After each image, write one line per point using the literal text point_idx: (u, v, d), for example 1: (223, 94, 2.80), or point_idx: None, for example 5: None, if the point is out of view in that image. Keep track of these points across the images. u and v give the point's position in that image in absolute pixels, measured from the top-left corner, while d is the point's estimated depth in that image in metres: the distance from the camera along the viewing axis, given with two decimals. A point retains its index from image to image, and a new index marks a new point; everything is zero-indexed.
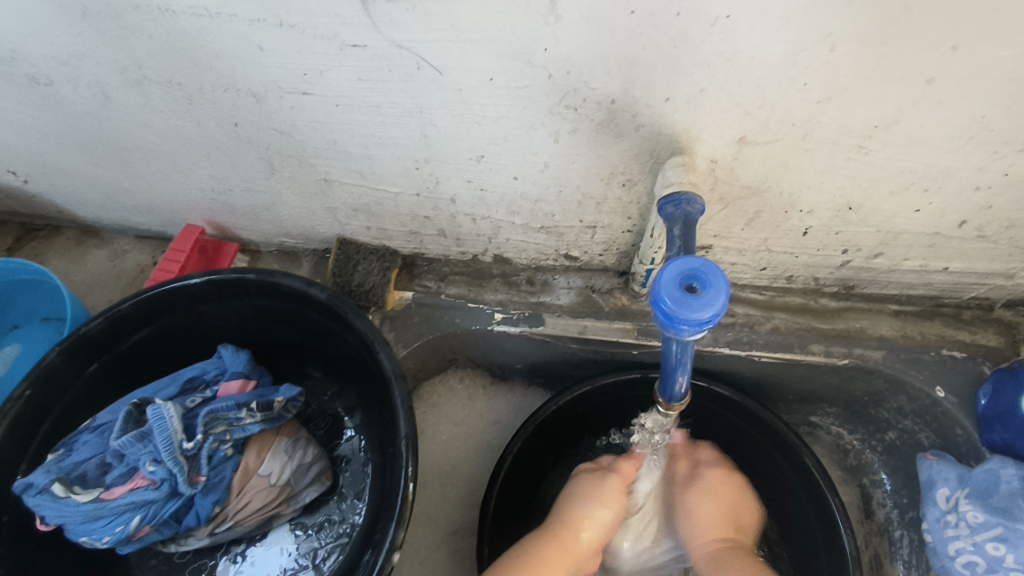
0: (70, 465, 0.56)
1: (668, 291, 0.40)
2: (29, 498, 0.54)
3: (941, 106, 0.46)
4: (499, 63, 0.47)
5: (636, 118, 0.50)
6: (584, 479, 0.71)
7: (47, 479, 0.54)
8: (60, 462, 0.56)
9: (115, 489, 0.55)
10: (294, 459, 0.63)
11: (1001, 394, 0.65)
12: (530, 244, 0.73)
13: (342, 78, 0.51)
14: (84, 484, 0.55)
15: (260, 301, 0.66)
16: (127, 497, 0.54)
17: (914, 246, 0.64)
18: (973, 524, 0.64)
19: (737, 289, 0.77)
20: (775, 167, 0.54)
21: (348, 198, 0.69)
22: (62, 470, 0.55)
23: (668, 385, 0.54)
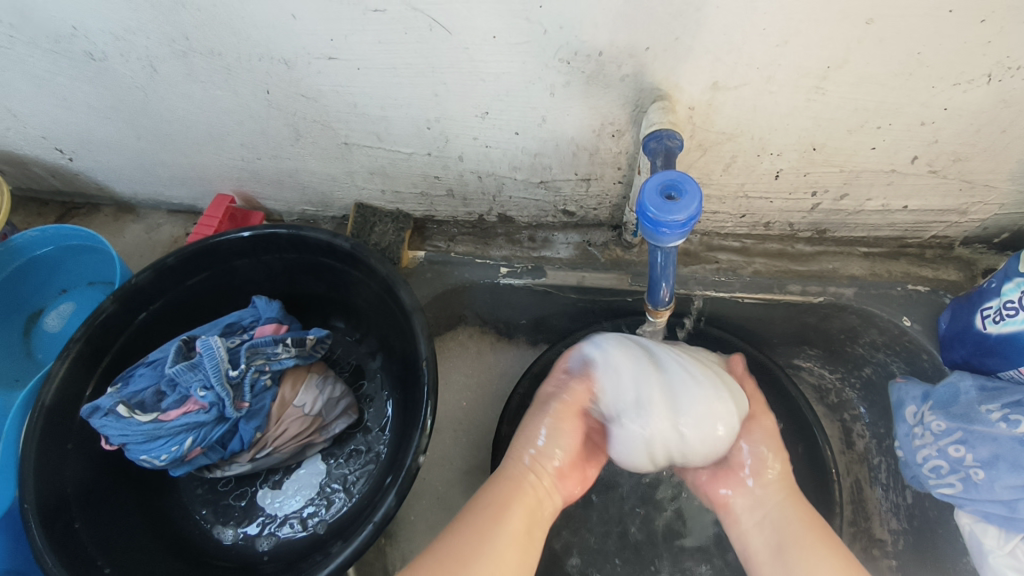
0: (130, 393, 0.63)
1: (651, 200, 0.47)
2: (95, 420, 0.61)
3: (882, 45, 0.53)
4: (502, 21, 0.54)
5: (620, 69, 0.58)
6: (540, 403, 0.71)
7: (113, 402, 0.61)
8: (120, 391, 0.63)
9: (171, 412, 0.62)
10: (325, 393, 0.70)
11: (959, 317, 0.72)
12: (530, 201, 0.81)
13: (364, 41, 0.58)
14: (144, 409, 0.62)
15: (290, 254, 0.73)
16: (181, 419, 0.61)
17: (875, 185, 0.71)
18: (937, 432, 0.70)
19: (720, 238, 0.84)
20: (745, 109, 0.62)
21: (366, 161, 0.76)
22: (124, 396, 0.62)
23: (654, 293, 0.60)
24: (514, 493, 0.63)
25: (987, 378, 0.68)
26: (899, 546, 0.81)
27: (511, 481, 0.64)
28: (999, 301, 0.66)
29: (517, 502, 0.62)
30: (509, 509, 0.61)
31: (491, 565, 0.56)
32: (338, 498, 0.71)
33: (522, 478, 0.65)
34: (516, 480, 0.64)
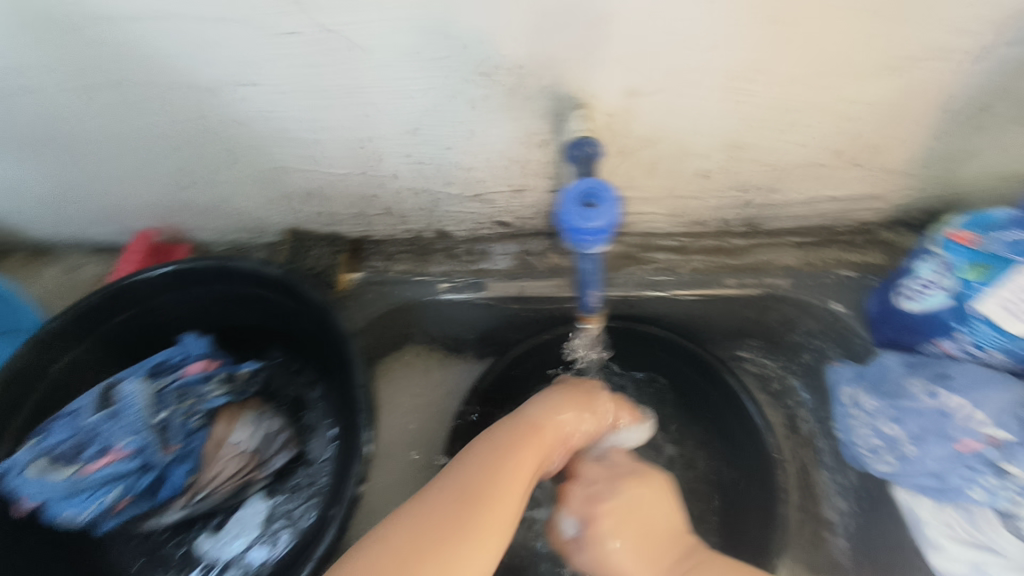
0: (48, 446, 0.59)
1: (571, 209, 0.47)
2: (15, 479, 0.58)
3: (789, 45, 0.54)
4: (418, 39, 0.53)
5: (541, 81, 0.58)
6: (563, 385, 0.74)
7: (29, 457, 0.59)
8: (36, 445, 0.59)
9: (92, 464, 0.59)
10: (261, 429, 0.69)
11: (882, 298, 0.75)
12: (466, 215, 0.80)
13: (280, 65, 0.56)
14: (65, 462, 0.59)
15: (220, 287, 0.70)
16: (104, 471, 0.59)
17: (798, 178, 0.74)
18: (872, 411, 0.72)
19: (657, 238, 0.85)
20: (666, 112, 0.63)
21: (296, 184, 0.74)
22: (42, 450, 0.59)
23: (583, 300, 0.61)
24: (533, 441, 0.62)
25: (914, 355, 0.71)
26: (848, 526, 0.83)
27: (530, 431, 0.64)
28: (914, 280, 0.69)
29: (531, 442, 0.62)
30: (528, 453, 0.60)
31: (499, 485, 0.55)
32: (282, 535, 0.68)
33: (543, 430, 0.64)
34: (539, 430, 0.64)
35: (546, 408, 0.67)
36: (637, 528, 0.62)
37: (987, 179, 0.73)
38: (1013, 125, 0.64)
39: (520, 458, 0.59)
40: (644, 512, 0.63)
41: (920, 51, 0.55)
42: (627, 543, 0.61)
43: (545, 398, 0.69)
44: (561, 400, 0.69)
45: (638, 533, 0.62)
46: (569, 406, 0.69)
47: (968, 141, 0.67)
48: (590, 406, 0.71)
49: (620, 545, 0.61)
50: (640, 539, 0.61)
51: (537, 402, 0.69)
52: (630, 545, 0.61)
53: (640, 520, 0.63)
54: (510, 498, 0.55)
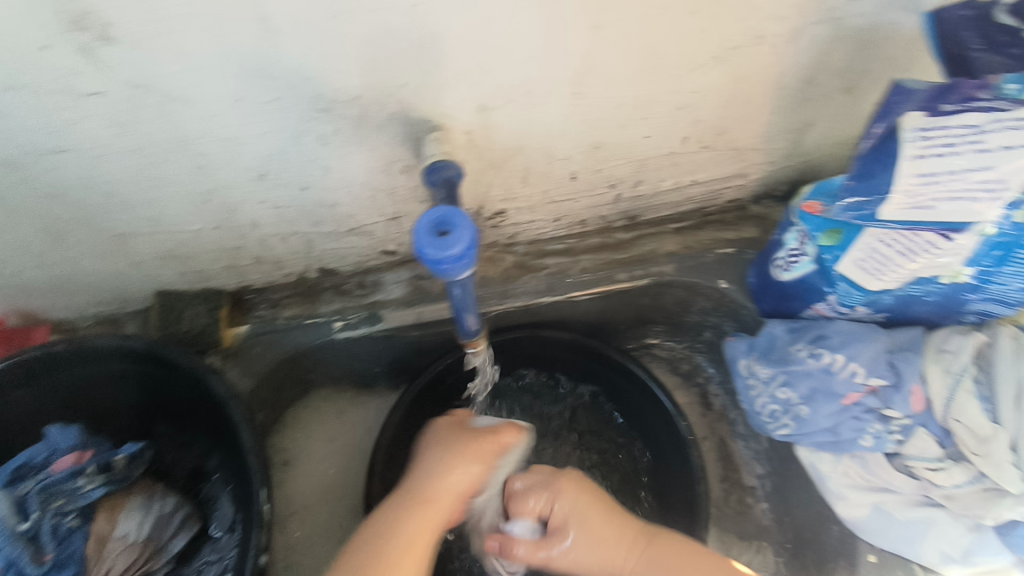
0: None
1: (423, 240, 0.46)
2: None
3: (618, 45, 0.56)
4: (240, 83, 0.51)
5: (384, 109, 0.57)
6: (446, 428, 0.69)
7: None
8: None
9: None
10: (153, 513, 0.65)
11: (761, 271, 0.78)
12: (346, 250, 0.78)
13: (94, 127, 0.52)
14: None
15: (79, 370, 0.65)
16: None
17: (662, 167, 0.76)
18: (766, 379, 0.75)
19: (544, 243, 0.86)
20: (520, 123, 0.63)
21: (150, 247, 0.69)
22: None
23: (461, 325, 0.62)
24: (421, 522, 0.60)
25: (795, 321, 0.75)
26: (766, 488, 0.87)
27: (418, 508, 0.61)
28: (784, 251, 0.72)
29: (417, 523, 0.60)
30: (415, 535, 0.59)
31: None
32: None
33: (433, 503, 0.62)
34: (429, 502, 0.62)
35: (433, 472, 0.64)
36: (595, 523, 0.64)
37: (831, 144, 0.78)
38: (840, 93, 0.69)
39: (407, 545, 0.59)
40: (591, 514, 0.65)
41: (740, 38, 0.58)
42: (577, 543, 0.63)
43: (433, 456, 0.66)
44: (452, 455, 0.65)
45: (591, 531, 0.64)
46: (459, 461, 0.64)
47: (806, 112, 0.71)
48: (485, 447, 0.66)
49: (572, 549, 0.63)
50: (597, 535, 0.63)
51: (426, 464, 0.65)
52: (582, 527, 0.64)
53: (590, 518, 0.64)
54: None
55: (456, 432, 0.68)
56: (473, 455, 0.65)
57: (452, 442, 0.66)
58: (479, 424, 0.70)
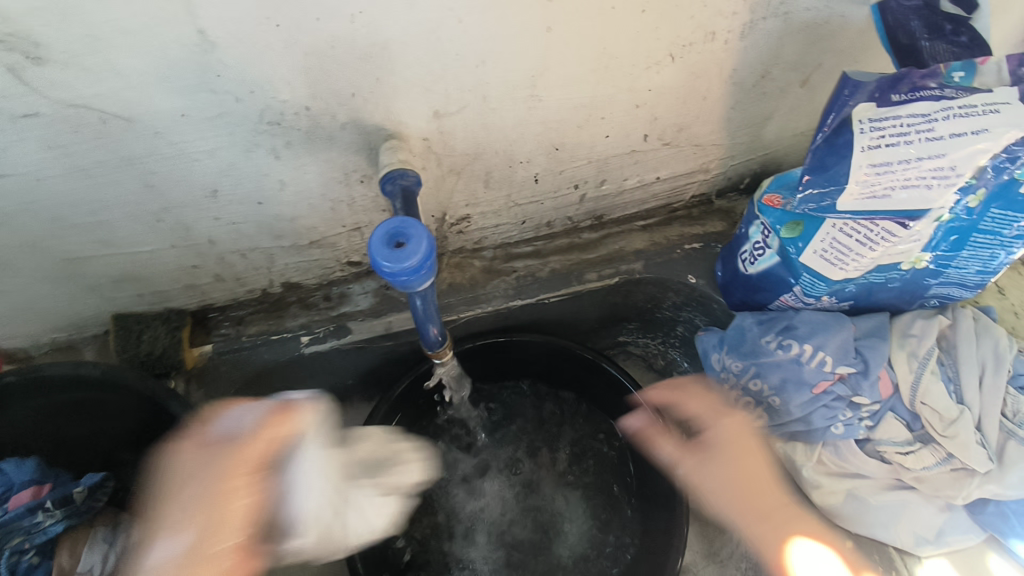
0: None
1: (380, 253, 0.45)
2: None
3: (570, 47, 0.55)
4: (182, 98, 0.49)
5: (336, 119, 0.56)
6: (182, 461, 0.52)
7: None
8: None
9: None
10: (118, 544, 0.64)
11: (726, 265, 0.79)
12: (309, 263, 0.76)
13: (30, 150, 0.50)
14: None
15: (32, 401, 0.62)
16: None
17: (624, 166, 0.76)
18: (737, 372, 0.75)
19: (512, 247, 0.85)
20: (478, 128, 0.62)
21: (102, 270, 0.67)
22: None
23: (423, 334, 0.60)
24: None
25: (763, 313, 0.75)
26: None
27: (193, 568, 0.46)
28: (749, 244, 0.72)
29: None
30: None
31: None
32: None
33: None
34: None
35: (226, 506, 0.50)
36: (752, 450, 0.70)
37: (790, 136, 0.79)
38: (795, 86, 0.69)
39: None
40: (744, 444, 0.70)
41: (692, 35, 0.58)
42: (724, 469, 0.70)
43: (170, 509, 0.49)
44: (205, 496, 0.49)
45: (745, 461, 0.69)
46: (205, 524, 0.47)
47: (763, 106, 0.72)
48: (232, 482, 0.49)
49: (716, 475, 0.70)
50: (734, 474, 0.69)
51: (164, 519, 0.49)
52: (745, 452, 0.70)
53: (732, 465, 0.69)
54: None
55: (184, 465, 0.51)
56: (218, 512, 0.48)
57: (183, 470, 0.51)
58: (224, 427, 0.52)
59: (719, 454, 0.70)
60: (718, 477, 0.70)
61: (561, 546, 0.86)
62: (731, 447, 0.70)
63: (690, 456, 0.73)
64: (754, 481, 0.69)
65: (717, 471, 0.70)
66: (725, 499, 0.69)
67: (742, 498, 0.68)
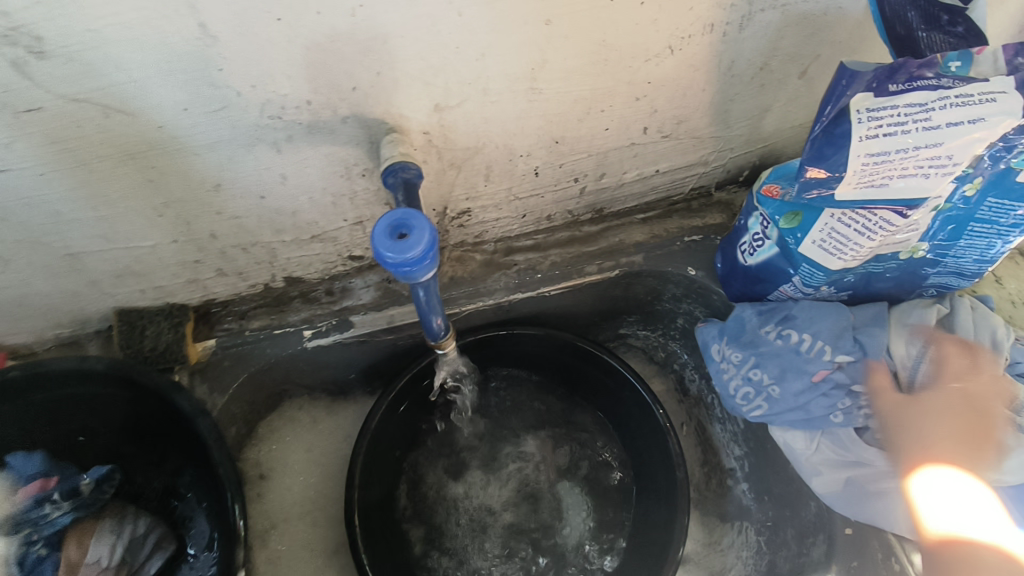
0: None
1: (383, 245, 0.45)
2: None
3: (569, 40, 0.56)
4: (184, 92, 0.50)
5: (337, 113, 0.56)
6: None
7: None
8: None
9: None
10: (124, 536, 0.64)
11: (726, 257, 0.80)
12: (311, 257, 0.76)
13: (33, 145, 0.51)
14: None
15: (37, 395, 0.63)
16: None
17: (624, 158, 0.76)
18: (738, 362, 0.75)
19: (513, 240, 0.85)
20: (478, 121, 0.62)
21: (105, 266, 0.67)
22: None
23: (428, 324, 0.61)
24: None
25: (763, 304, 0.76)
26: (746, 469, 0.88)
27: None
28: (748, 235, 0.73)
29: None
30: None
31: None
32: None
33: None
34: None
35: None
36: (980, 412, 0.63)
37: (789, 128, 0.79)
38: (794, 78, 0.70)
39: None
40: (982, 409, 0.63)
41: (691, 27, 0.58)
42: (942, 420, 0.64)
43: None
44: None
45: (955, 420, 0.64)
46: None
47: (762, 98, 0.72)
48: None
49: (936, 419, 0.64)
50: (930, 422, 0.64)
51: None
52: (986, 412, 0.63)
53: (952, 414, 0.64)
54: None
55: None
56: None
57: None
58: None
59: (921, 405, 0.65)
60: (908, 420, 0.65)
61: (560, 535, 0.87)
62: (953, 400, 0.64)
63: (903, 402, 0.66)
64: (970, 438, 0.63)
65: (928, 419, 0.65)
66: (908, 446, 0.65)
67: (936, 449, 0.64)
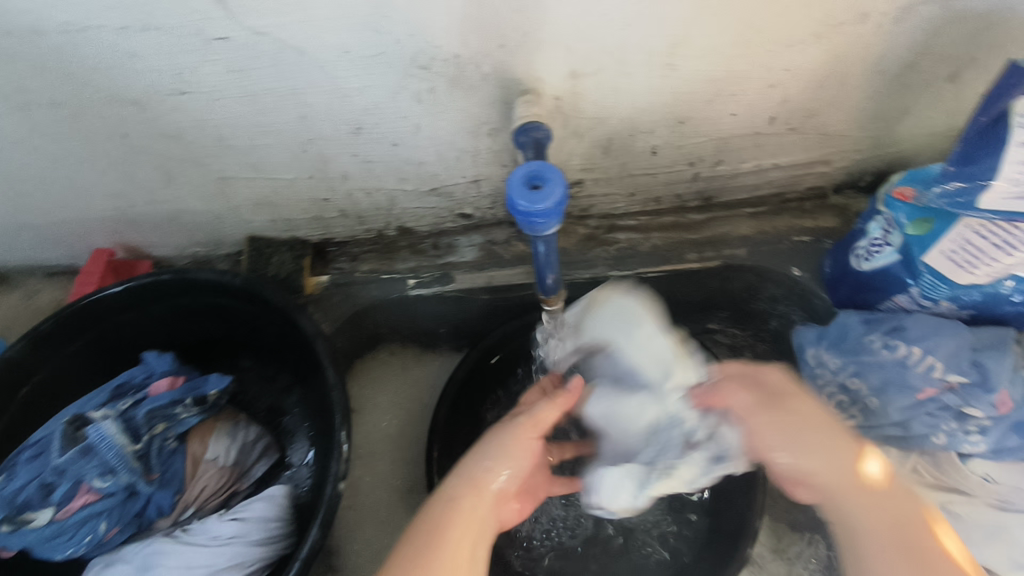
0: (13, 494, 0.58)
1: (518, 194, 0.47)
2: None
3: (716, 18, 0.56)
4: (350, 35, 0.54)
5: (480, 69, 0.59)
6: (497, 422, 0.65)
7: None
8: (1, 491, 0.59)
9: (68, 506, 0.59)
10: (238, 440, 0.70)
11: (838, 260, 0.76)
12: (425, 210, 0.80)
13: (214, 71, 0.56)
14: (32, 509, 0.58)
15: (180, 299, 0.70)
16: (82, 512, 0.59)
17: (745, 148, 0.75)
18: (835, 369, 0.73)
19: (617, 218, 0.86)
20: (608, 92, 0.64)
21: (246, 193, 0.74)
22: (8, 502, 0.58)
23: (542, 282, 0.64)
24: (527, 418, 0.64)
25: (871, 312, 0.72)
26: None
27: (477, 491, 0.59)
28: (866, 240, 0.71)
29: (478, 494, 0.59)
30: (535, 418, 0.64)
31: (498, 455, 0.60)
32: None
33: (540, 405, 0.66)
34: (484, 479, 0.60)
35: (455, 503, 0.58)
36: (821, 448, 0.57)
37: (925, 135, 0.75)
38: (942, 80, 0.67)
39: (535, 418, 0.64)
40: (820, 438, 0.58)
41: (843, 15, 0.57)
42: (773, 436, 0.59)
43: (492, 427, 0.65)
44: (493, 451, 0.61)
45: (842, 465, 0.57)
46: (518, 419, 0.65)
47: (903, 99, 0.69)
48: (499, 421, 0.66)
49: (808, 442, 0.57)
50: (811, 442, 0.58)
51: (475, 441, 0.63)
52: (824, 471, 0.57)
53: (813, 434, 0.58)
54: (514, 457, 0.61)
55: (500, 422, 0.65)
56: (516, 442, 0.61)
57: (501, 438, 0.62)
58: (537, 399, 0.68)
59: (785, 428, 0.58)
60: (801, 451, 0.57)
61: (630, 518, 0.87)
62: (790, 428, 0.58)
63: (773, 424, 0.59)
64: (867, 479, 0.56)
65: (839, 470, 0.56)
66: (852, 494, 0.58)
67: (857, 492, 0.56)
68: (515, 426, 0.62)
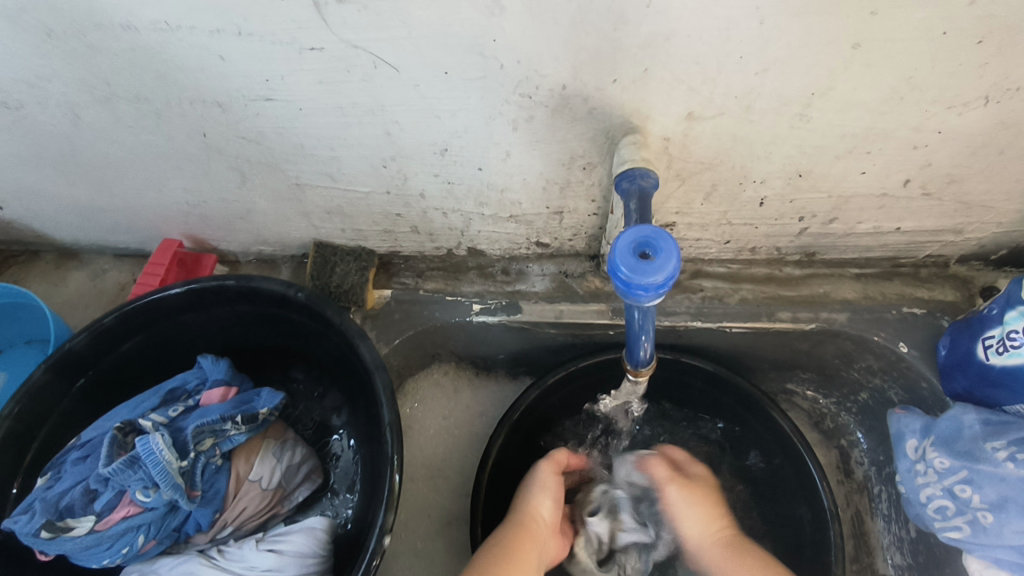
0: (57, 498, 0.57)
1: (624, 259, 0.43)
2: (10, 523, 0.57)
3: (871, 70, 0.48)
4: (452, 56, 0.49)
5: (587, 102, 0.53)
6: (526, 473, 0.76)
7: (36, 525, 0.55)
8: (46, 492, 0.58)
9: (108, 517, 0.57)
10: (283, 461, 0.67)
11: (959, 343, 0.67)
12: (501, 235, 0.75)
13: (303, 82, 0.52)
14: (73, 515, 0.57)
15: (241, 306, 0.68)
16: (122, 524, 0.57)
17: (866, 208, 0.67)
18: (941, 470, 0.66)
19: (704, 264, 0.79)
20: (725, 138, 0.56)
21: (319, 201, 0.70)
22: (50, 506, 0.57)
23: (634, 352, 0.62)
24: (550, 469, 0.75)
25: (992, 412, 0.63)
26: None
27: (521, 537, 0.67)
28: (1001, 330, 0.61)
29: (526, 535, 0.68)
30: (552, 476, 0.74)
31: (533, 507, 0.71)
32: None
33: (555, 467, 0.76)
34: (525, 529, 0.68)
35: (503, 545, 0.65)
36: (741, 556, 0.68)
37: None
38: None
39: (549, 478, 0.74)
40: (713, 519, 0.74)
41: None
42: (689, 508, 0.75)
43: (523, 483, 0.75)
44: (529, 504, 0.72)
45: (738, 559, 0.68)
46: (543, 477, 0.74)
47: None
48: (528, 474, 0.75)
49: (694, 514, 0.74)
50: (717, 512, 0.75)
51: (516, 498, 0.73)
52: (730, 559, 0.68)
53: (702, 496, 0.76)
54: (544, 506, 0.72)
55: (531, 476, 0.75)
56: (545, 499, 0.72)
57: (529, 483, 0.74)
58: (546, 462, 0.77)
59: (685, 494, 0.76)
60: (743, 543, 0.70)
61: None
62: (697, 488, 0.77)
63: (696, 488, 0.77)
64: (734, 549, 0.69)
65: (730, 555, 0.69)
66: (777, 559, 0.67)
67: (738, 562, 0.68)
68: (544, 486, 0.73)
